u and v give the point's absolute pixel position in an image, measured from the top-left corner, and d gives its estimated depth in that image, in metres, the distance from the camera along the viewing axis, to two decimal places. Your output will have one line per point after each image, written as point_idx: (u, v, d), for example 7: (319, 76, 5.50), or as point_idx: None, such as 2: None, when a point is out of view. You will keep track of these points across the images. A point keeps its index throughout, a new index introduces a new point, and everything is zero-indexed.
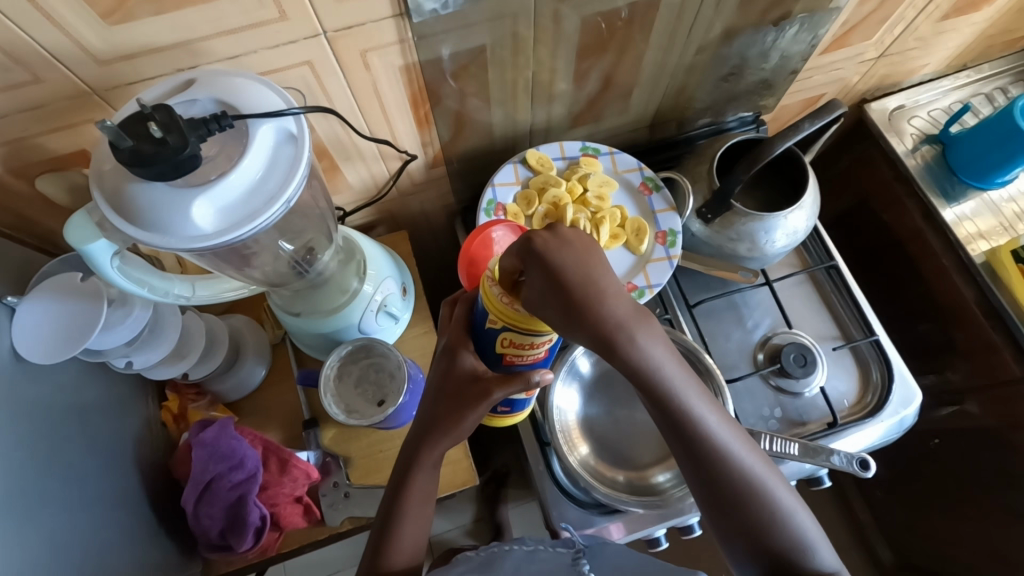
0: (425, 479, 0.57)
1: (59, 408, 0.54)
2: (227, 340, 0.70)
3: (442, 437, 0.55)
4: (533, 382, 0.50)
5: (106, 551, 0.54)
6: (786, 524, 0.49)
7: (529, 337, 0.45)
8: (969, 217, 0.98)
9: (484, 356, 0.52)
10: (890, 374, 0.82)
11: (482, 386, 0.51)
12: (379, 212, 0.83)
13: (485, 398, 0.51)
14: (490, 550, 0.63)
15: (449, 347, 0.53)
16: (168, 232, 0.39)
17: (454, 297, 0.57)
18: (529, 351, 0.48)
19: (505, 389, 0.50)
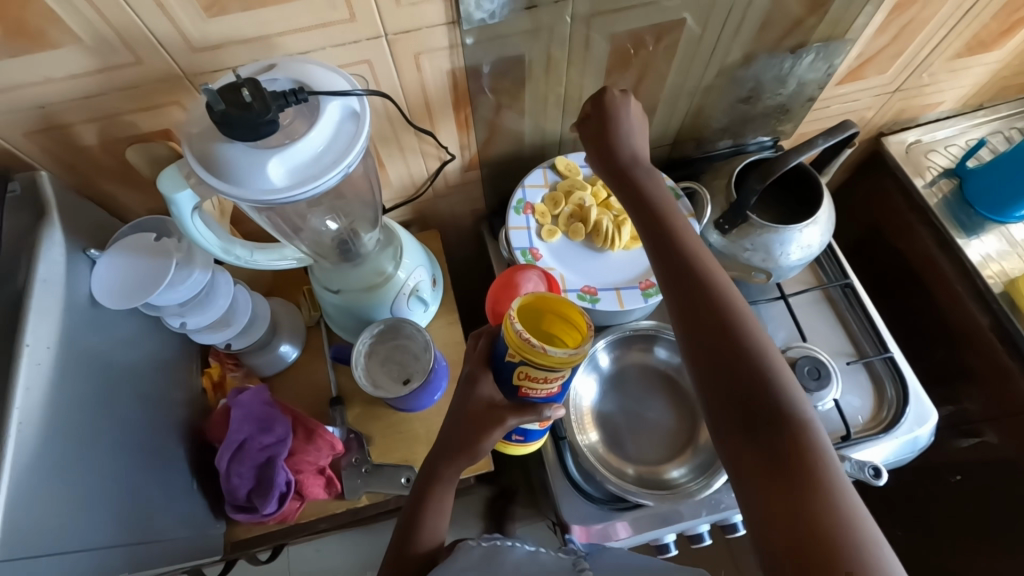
0: (444, 493, 0.60)
1: (120, 355, 0.60)
2: (269, 318, 0.75)
3: (460, 455, 0.59)
4: (544, 413, 0.57)
5: (148, 492, 0.58)
6: (793, 395, 0.46)
7: (543, 371, 0.51)
8: (996, 259, 0.98)
9: (500, 386, 0.57)
10: (903, 391, 0.83)
11: (498, 413, 0.57)
12: (413, 211, 0.89)
13: (499, 424, 0.57)
14: (490, 542, 0.60)
15: (470, 375, 0.59)
16: (245, 184, 0.45)
17: (479, 330, 0.62)
18: (543, 385, 0.53)
19: (517, 416, 0.56)
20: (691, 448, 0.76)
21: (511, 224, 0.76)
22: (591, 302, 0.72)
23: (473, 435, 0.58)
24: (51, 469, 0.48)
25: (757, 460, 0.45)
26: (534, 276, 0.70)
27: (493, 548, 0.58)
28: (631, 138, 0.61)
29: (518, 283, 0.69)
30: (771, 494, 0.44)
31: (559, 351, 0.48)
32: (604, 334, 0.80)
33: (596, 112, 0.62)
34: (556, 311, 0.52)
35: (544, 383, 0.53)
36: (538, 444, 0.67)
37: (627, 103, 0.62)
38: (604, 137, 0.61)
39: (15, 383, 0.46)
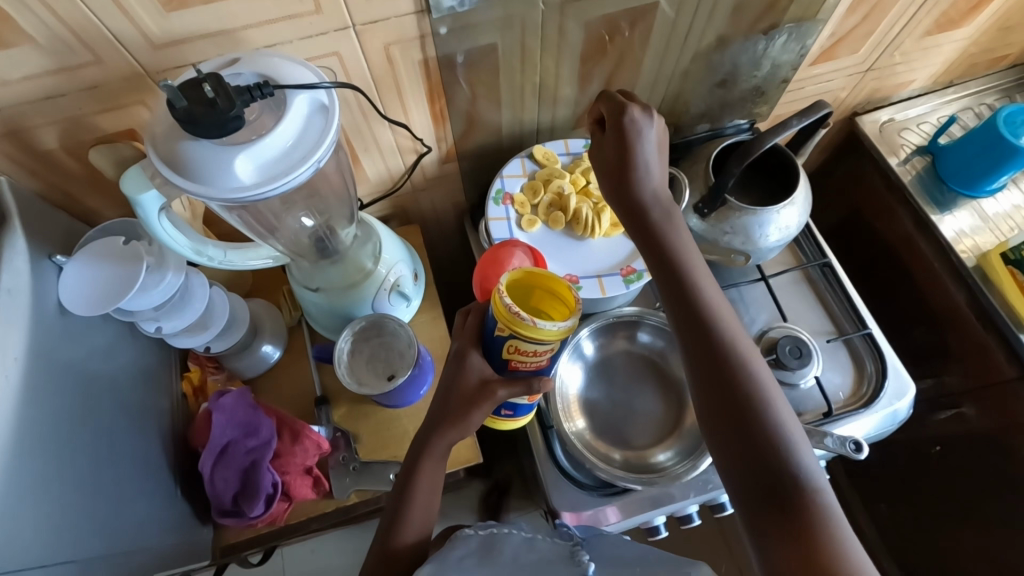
0: (434, 470, 0.60)
1: (96, 363, 0.58)
2: (248, 319, 0.74)
3: (450, 433, 0.59)
4: (534, 387, 0.56)
5: (131, 501, 0.57)
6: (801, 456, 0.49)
7: (532, 345, 0.51)
8: (969, 236, 1.00)
9: (491, 361, 0.57)
10: (882, 366, 0.84)
11: (488, 388, 0.57)
12: (392, 206, 0.88)
13: (490, 397, 0.57)
14: (488, 531, 0.60)
15: (460, 351, 0.59)
16: (212, 183, 0.43)
17: (467, 308, 0.63)
18: (532, 358, 0.53)
19: (508, 389, 0.56)
20: (678, 431, 0.77)
21: (491, 215, 0.75)
22: (573, 290, 0.72)
23: (464, 408, 0.58)
24: (26, 481, 0.46)
25: (756, 489, 0.49)
26: (520, 252, 0.70)
27: (491, 537, 0.58)
28: (649, 169, 0.59)
29: (505, 261, 0.69)
30: (774, 531, 0.47)
31: (549, 325, 0.48)
32: (588, 322, 0.80)
33: (614, 125, 0.60)
34: (544, 284, 0.51)
35: (534, 357, 0.53)
36: (527, 420, 0.66)
37: (648, 128, 0.60)
38: (621, 158, 0.59)
39: None
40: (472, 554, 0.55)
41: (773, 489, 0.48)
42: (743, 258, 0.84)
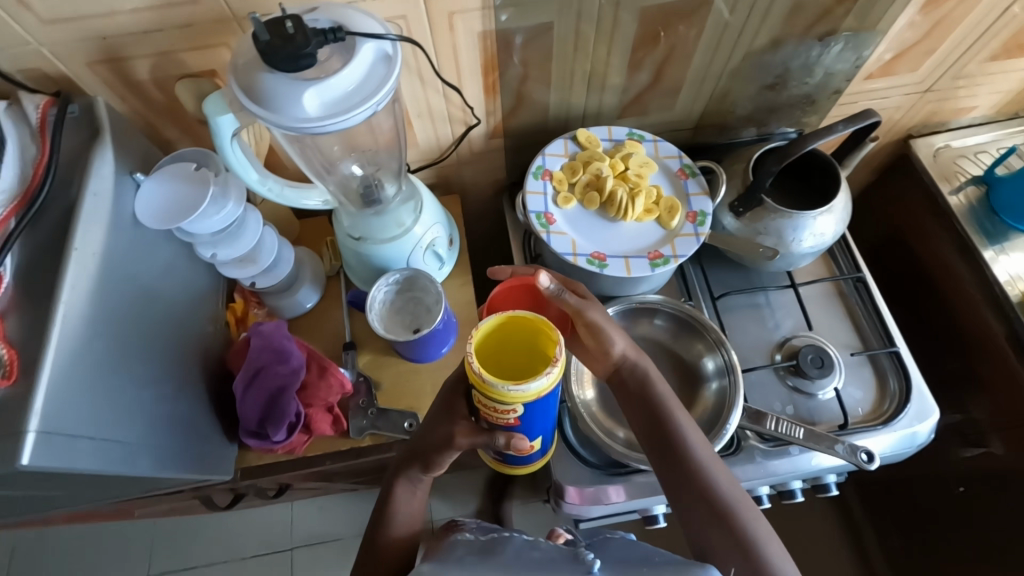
0: (407, 501, 0.62)
1: (159, 277, 0.64)
2: (292, 261, 0.79)
3: (418, 468, 0.62)
4: (499, 441, 0.56)
5: (173, 404, 0.63)
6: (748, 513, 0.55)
7: (494, 403, 0.51)
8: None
9: (468, 408, 0.60)
10: (907, 385, 0.83)
11: (452, 431, 0.59)
12: (437, 175, 0.92)
13: (453, 440, 0.59)
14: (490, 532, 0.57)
15: (442, 394, 0.62)
16: (282, 112, 0.48)
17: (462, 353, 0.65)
18: (500, 415, 0.53)
19: (470, 438, 0.58)
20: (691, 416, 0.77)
21: (529, 187, 0.78)
22: (600, 267, 0.73)
23: (434, 447, 0.60)
24: (94, 363, 0.52)
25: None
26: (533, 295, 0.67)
27: (491, 538, 0.56)
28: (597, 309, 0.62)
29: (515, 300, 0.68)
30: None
31: (503, 386, 0.48)
32: (612, 303, 0.81)
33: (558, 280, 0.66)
34: (522, 340, 0.53)
35: (500, 413, 0.53)
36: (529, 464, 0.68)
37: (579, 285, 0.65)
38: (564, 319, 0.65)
39: (64, 280, 0.50)
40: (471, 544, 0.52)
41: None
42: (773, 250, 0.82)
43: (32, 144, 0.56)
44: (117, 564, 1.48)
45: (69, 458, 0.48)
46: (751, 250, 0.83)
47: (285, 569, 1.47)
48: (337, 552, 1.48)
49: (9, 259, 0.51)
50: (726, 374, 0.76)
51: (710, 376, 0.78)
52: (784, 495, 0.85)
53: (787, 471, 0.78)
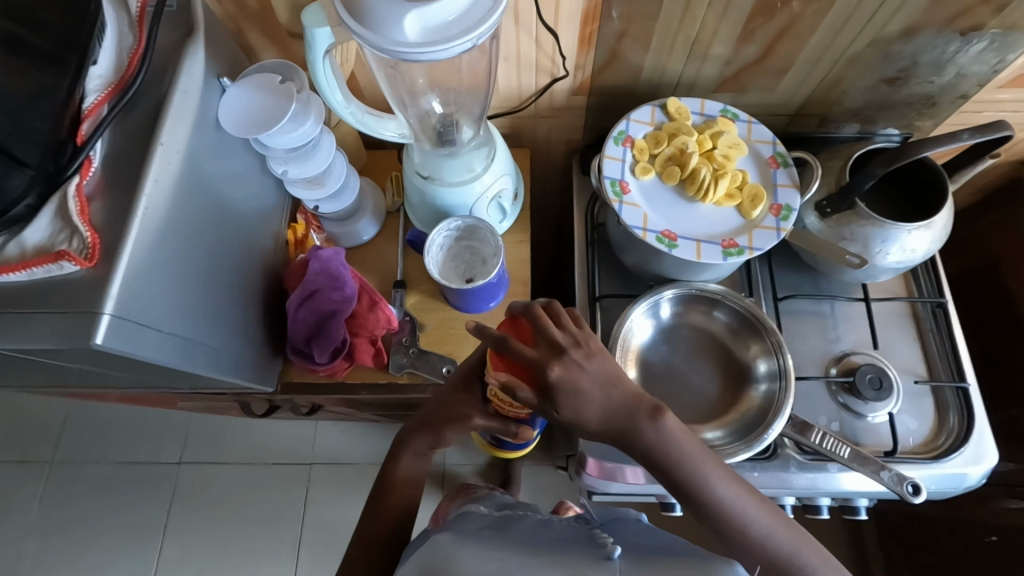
0: (412, 467, 0.67)
1: (233, 186, 0.65)
2: (356, 192, 0.78)
3: (424, 439, 0.67)
4: (511, 427, 0.65)
5: (232, 312, 0.65)
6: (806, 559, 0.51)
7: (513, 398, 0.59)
8: None
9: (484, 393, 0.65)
10: (968, 424, 0.78)
11: (467, 412, 0.64)
12: (511, 125, 0.89)
13: (465, 421, 0.64)
14: (505, 515, 0.61)
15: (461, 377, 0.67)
16: (381, 32, 0.46)
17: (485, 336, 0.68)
18: (515, 407, 0.61)
19: (484, 420, 0.64)
20: (734, 414, 0.75)
21: (608, 152, 0.74)
22: (668, 247, 0.70)
23: (443, 423, 0.65)
24: (167, 259, 0.53)
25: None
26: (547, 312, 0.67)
27: (506, 519, 0.60)
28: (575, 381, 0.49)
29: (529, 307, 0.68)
30: None
31: None
32: (673, 286, 0.78)
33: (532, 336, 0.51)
34: None
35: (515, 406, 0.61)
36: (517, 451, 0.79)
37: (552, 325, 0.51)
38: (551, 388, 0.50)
39: (148, 174, 0.51)
40: (488, 527, 0.56)
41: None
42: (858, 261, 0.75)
43: (130, 33, 0.56)
44: (155, 446, 1.60)
45: (138, 345, 0.50)
46: (833, 253, 0.77)
47: (302, 480, 1.56)
48: (352, 474, 1.56)
49: (100, 144, 0.52)
50: (778, 378, 0.73)
51: (760, 378, 0.75)
52: (811, 510, 0.83)
53: (820, 487, 0.75)
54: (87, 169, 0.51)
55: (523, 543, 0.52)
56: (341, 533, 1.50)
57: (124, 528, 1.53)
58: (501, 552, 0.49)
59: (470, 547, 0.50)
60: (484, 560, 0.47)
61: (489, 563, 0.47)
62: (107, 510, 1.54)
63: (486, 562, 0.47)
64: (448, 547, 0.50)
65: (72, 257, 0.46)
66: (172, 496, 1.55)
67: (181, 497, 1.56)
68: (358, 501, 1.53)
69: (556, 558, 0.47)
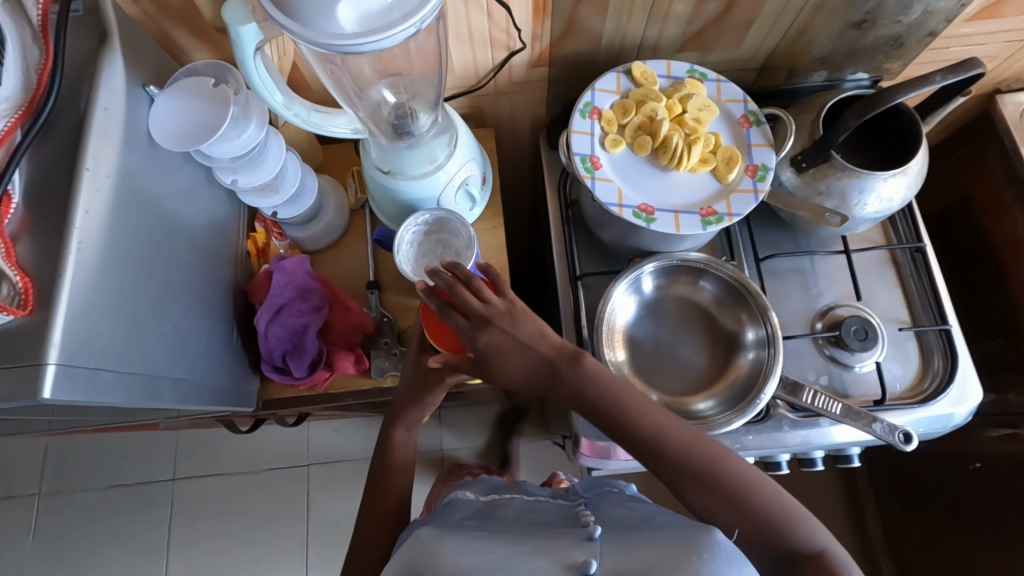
0: (406, 437, 0.74)
1: (179, 204, 0.60)
2: (315, 194, 0.74)
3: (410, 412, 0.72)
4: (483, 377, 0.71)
5: (196, 337, 0.61)
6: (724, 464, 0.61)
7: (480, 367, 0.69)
8: None
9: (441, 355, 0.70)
10: (952, 365, 0.79)
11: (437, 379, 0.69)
12: (472, 105, 0.85)
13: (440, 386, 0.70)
14: (493, 498, 0.65)
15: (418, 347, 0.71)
16: (312, 25, 0.42)
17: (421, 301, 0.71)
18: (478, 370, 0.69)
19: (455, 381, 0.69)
20: (726, 381, 0.75)
21: (574, 126, 0.71)
22: (645, 222, 0.67)
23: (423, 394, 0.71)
24: (113, 295, 0.49)
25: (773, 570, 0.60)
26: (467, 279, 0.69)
27: (495, 502, 0.64)
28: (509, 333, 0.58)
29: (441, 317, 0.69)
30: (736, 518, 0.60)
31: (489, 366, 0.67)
32: (655, 258, 0.76)
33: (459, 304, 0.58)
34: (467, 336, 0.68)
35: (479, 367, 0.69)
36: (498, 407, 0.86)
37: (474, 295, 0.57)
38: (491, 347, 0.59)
39: (77, 204, 0.47)
40: (474, 517, 0.59)
41: (775, 550, 0.59)
42: (840, 220, 0.75)
43: (33, 46, 0.50)
44: (145, 466, 1.57)
45: (92, 390, 0.46)
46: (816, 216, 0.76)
47: (301, 483, 1.54)
48: (351, 472, 1.55)
49: (18, 176, 0.47)
50: (767, 345, 0.72)
51: (749, 346, 0.75)
52: (806, 463, 0.84)
53: (813, 442, 0.76)
54: (7, 205, 0.46)
55: (509, 528, 0.55)
56: (347, 530, 1.50)
57: (126, 552, 1.50)
58: (480, 541, 0.50)
59: (454, 539, 0.50)
60: (471, 553, 0.48)
61: (477, 553, 0.47)
62: (106, 535, 1.51)
63: (473, 552, 0.48)
64: (429, 543, 0.49)
65: (2, 306, 0.42)
66: (170, 514, 1.53)
67: (179, 513, 1.53)
68: (360, 497, 1.53)
69: (542, 543, 0.49)
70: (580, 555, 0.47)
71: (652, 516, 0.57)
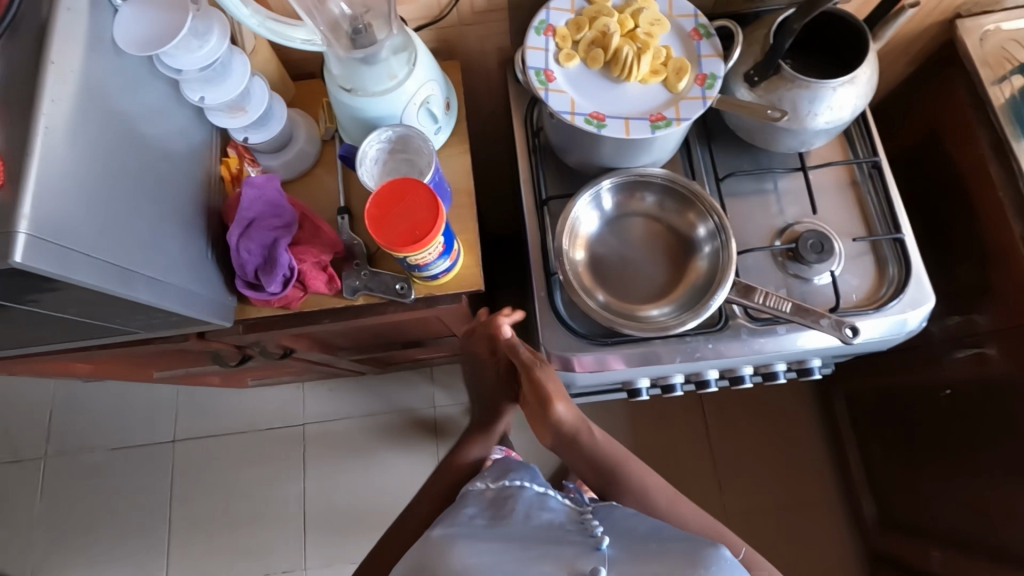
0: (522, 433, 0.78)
1: (149, 116, 0.63)
2: (283, 120, 0.78)
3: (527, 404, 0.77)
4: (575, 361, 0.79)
5: (167, 244, 0.63)
6: None
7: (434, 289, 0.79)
8: None
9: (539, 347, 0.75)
10: (906, 272, 0.82)
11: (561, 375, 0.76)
12: (437, 36, 0.87)
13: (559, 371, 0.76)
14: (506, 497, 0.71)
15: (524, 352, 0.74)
16: None
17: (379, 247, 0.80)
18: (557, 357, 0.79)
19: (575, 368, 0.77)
20: (683, 290, 0.78)
21: (529, 43, 0.73)
22: (596, 127, 0.70)
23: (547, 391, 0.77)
24: (79, 182, 0.52)
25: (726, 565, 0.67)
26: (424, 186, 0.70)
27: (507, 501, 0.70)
28: None
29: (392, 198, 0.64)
30: None
31: (445, 278, 0.77)
32: (613, 175, 0.79)
33: None
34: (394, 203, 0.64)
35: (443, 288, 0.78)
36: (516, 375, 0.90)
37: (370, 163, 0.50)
38: None
39: (43, 93, 0.50)
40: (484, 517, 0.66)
41: None
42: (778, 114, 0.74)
43: None
44: (148, 426, 1.62)
45: (66, 267, 0.50)
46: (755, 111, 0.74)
47: (298, 439, 1.59)
48: (347, 428, 1.59)
49: None
50: (718, 237, 0.76)
51: (703, 248, 0.78)
52: (770, 376, 0.88)
53: (769, 351, 0.79)
54: None
55: (519, 535, 0.62)
56: (344, 483, 1.55)
57: (132, 507, 1.56)
58: (488, 544, 0.59)
59: (459, 544, 0.59)
60: (477, 556, 0.57)
61: (482, 554, 0.57)
62: (113, 492, 1.57)
63: (482, 550, 0.58)
64: (440, 546, 0.59)
65: None
66: (173, 472, 1.58)
67: (181, 471, 1.58)
68: (356, 453, 1.57)
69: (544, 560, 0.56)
70: (589, 563, 0.55)
71: (659, 528, 0.62)
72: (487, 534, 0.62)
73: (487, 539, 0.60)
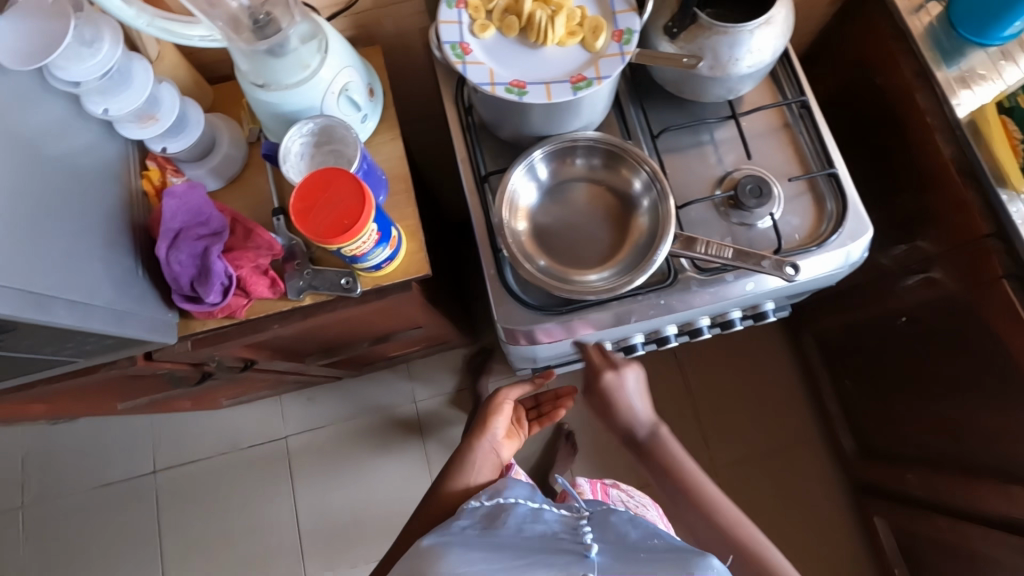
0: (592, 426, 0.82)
1: (49, 133, 0.61)
2: (202, 124, 0.76)
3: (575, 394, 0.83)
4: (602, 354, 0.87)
5: (87, 264, 0.61)
6: None
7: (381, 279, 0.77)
8: (955, 85, 0.91)
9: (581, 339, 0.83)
10: (843, 205, 0.83)
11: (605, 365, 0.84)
12: (353, 23, 0.85)
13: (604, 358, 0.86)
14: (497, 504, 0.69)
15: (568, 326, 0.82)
16: None
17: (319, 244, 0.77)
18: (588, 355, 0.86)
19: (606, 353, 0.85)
20: (626, 249, 0.78)
21: (442, 18, 0.72)
22: (517, 94, 0.69)
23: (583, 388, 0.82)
24: None
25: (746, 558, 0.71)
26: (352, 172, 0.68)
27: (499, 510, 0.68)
28: None
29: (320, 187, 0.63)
30: None
31: (390, 267, 0.76)
32: (544, 144, 0.78)
33: None
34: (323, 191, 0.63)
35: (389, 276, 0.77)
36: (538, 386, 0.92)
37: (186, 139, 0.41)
38: None
39: None
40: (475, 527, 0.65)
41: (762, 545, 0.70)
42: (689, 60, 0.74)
43: None
44: (125, 459, 1.58)
45: None
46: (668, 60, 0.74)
47: (282, 452, 1.57)
48: (330, 434, 1.57)
49: None
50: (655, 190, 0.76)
51: (643, 205, 0.79)
52: (726, 325, 0.89)
53: (720, 298, 0.80)
54: None
55: (512, 544, 0.61)
56: (334, 489, 1.54)
57: (120, 542, 1.53)
58: (481, 553, 0.59)
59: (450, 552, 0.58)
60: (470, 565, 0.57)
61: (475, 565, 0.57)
62: (98, 530, 1.54)
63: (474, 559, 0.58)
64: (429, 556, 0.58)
65: None
66: (158, 502, 1.55)
67: (167, 499, 1.55)
68: (342, 457, 1.56)
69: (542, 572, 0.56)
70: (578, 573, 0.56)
71: (647, 537, 0.63)
72: (478, 542, 0.61)
73: (480, 547, 0.60)
